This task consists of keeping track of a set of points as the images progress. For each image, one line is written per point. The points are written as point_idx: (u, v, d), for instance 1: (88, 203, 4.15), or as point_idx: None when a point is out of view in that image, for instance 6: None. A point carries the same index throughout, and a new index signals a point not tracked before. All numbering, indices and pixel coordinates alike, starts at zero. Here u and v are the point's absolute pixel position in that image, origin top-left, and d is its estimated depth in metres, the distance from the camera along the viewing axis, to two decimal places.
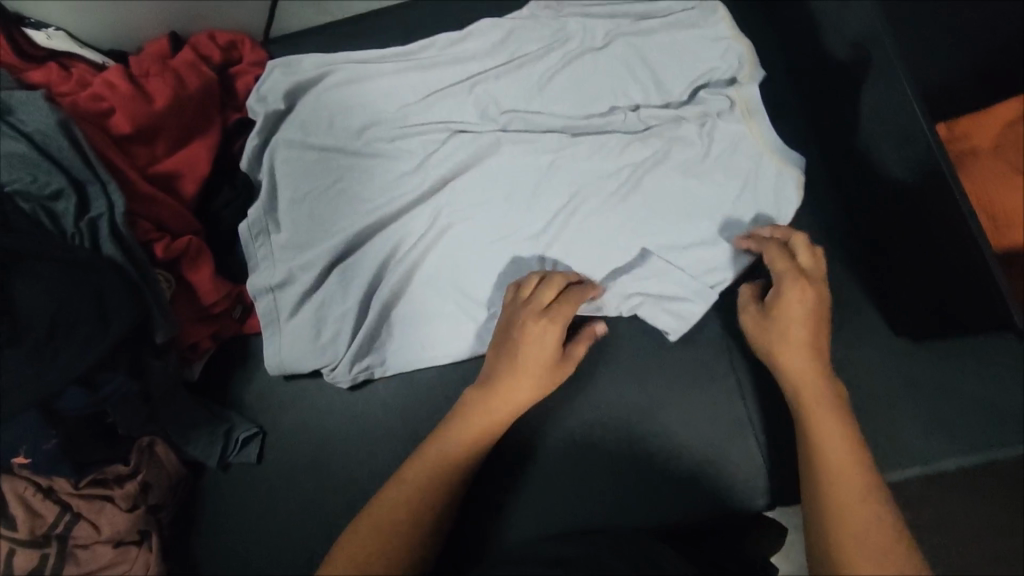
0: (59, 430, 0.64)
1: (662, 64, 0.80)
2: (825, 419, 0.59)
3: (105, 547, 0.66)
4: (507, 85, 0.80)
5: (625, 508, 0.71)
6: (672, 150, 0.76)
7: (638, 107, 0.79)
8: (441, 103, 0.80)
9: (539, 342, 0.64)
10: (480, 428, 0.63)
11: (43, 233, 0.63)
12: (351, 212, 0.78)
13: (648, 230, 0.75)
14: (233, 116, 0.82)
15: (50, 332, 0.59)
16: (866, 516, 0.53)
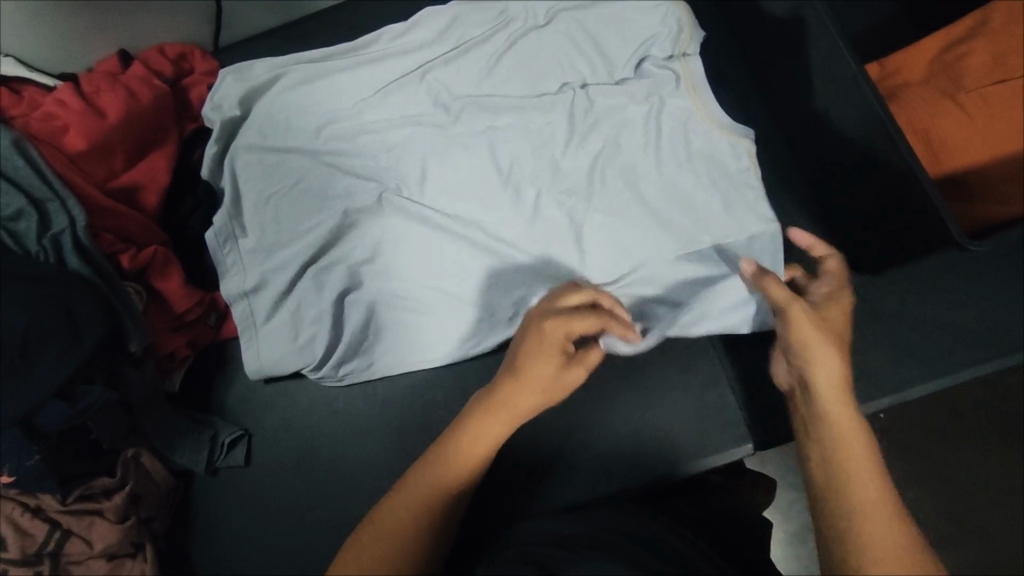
0: (41, 447, 0.62)
1: (604, 37, 0.82)
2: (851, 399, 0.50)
3: (99, 562, 0.66)
4: (456, 70, 0.81)
5: (614, 480, 0.71)
6: (621, 123, 0.79)
7: (585, 81, 0.81)
8: (394, 94, 0.81)
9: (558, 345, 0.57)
10: (513, 417, 0.56)
11: (7, 252, 0.63)
12: (316, 211, 0.78)
13: (612, 206, 0.76)
14: (190, 126, 0.83)
15: (22, 349, 0.59)
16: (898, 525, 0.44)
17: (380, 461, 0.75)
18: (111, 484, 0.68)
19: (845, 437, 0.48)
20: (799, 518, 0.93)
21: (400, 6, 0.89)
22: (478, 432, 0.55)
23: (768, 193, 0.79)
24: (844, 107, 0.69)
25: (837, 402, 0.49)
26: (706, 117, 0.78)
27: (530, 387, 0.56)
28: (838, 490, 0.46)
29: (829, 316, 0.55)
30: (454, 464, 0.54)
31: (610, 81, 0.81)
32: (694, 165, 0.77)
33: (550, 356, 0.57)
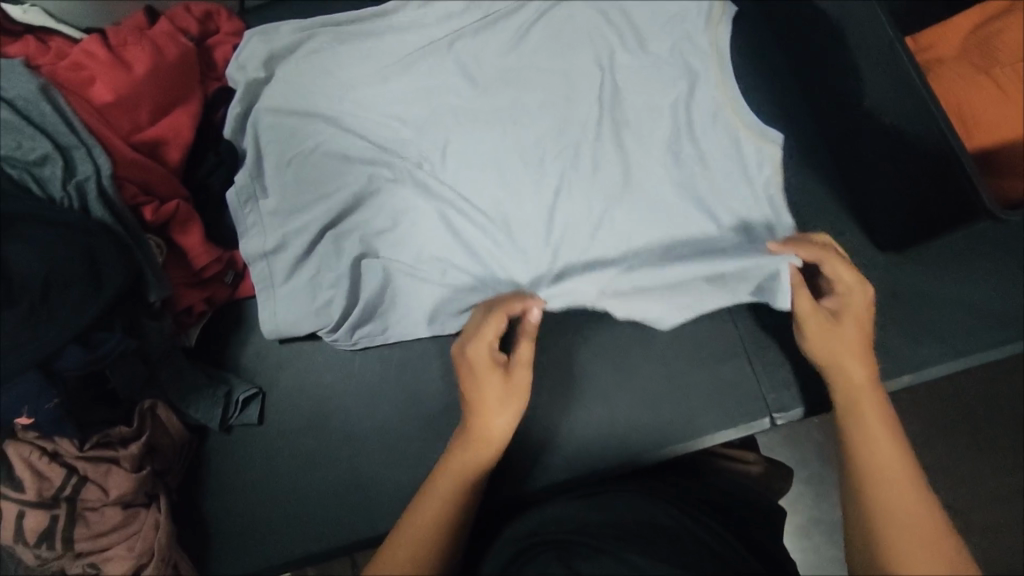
0: (60, 392, 0.63)
1: (635, 11, 0.81)
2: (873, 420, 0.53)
3: (114, 510, 0.67)
4: (485, 43, 0.81)
5: (633, 451, 0.71)
6: (645, 101, 0.78)
7: (614, 56, 0.80)
8: (422, 64, 0.80)
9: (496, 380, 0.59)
10: (487, 445, 0.58)
11: (31, 197, 0.63)
12: (337, 175, 0.78)
13: (635, 183, 0.76)
14: (213, 85, 0.83)
15: (44, 293, 0.60)
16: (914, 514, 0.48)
17: (392, 426, 0.76)
18: (128, 434, 0.69)
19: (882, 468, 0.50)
20: (808, 502, 0.93)
21: None
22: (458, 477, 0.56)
23: (793, 172, 0.78)
24: (881, 86, 0.68)
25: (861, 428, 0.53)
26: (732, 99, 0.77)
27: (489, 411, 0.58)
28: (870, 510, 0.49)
29: (843, 322, 0.59)
30: (456, 481, 0.56)
31: (640, 55, 0.80)
32: (721, 151, 0.76)
33: (491, 376, 0.59)
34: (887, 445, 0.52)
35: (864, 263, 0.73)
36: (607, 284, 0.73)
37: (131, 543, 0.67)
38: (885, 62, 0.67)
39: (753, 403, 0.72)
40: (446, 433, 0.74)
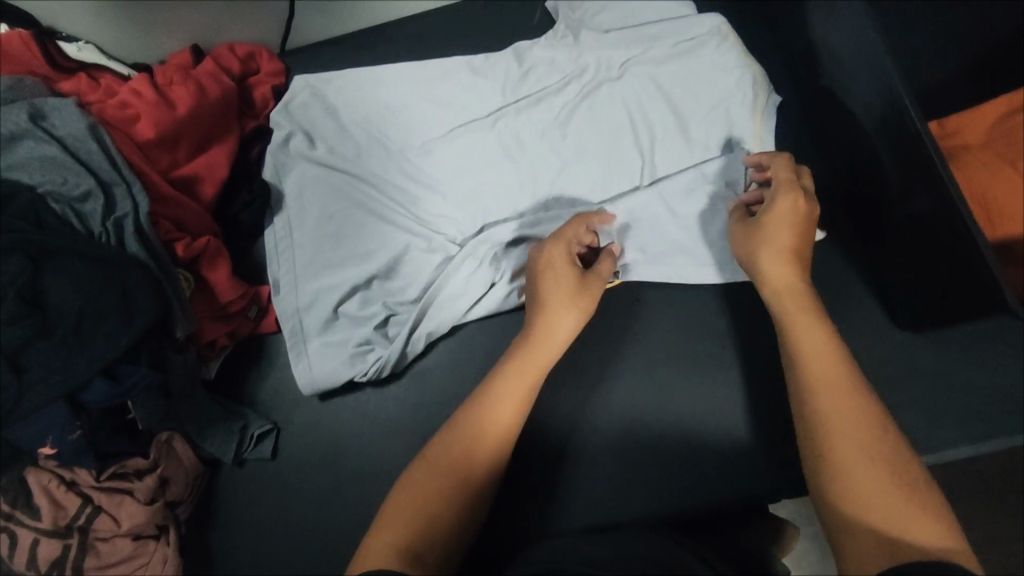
0: (84, 422, 0.65)
1: (679, 93, 0.83)
2: (805, 326, 0.59)
3: (124, 541, 0.68)
4: (528, 117, 0.84)
5: (666, 497, 0.72)
6: (680, 190, 0.80)
7: (654, 142, 0.82)
8: (464, 136, 0.83)
9: (554, 276, 0.68)
10: (521, 385, 0.63)
11: (74, 231, 0.66)
12: (372, 232, 0.80)
13: (662, 255, 0.80)
14: (251, 123, 0.85)
15: (76, 327, 0.62)
16: (861, 428, 0.52)
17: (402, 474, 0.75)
18: (144, 465, 0.70)
19: (831, 397, 0.54)
20: (816, 568, 0.92)
21: (467, 27, 0.92)
22: (488, 417, 0.61)
23: (819, 243, 0.78)
24: (901, 195, 0.70)
25: (816, 359, 0.56)
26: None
27: (498, 400, 0.62)
28: (818, 443, 0.53)
29: (768, 221, 0.65)
30: (447, 472, 0.58)
31: (680, 140, 0.82)
32: None
33: (551, 303, 0.67)
34: (844, 402, 0.53)
35: (881, 339, 0.75)
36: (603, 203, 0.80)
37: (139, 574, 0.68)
38: (907, 149, 0.68)
39: (762, 473, 0.73)
40: None
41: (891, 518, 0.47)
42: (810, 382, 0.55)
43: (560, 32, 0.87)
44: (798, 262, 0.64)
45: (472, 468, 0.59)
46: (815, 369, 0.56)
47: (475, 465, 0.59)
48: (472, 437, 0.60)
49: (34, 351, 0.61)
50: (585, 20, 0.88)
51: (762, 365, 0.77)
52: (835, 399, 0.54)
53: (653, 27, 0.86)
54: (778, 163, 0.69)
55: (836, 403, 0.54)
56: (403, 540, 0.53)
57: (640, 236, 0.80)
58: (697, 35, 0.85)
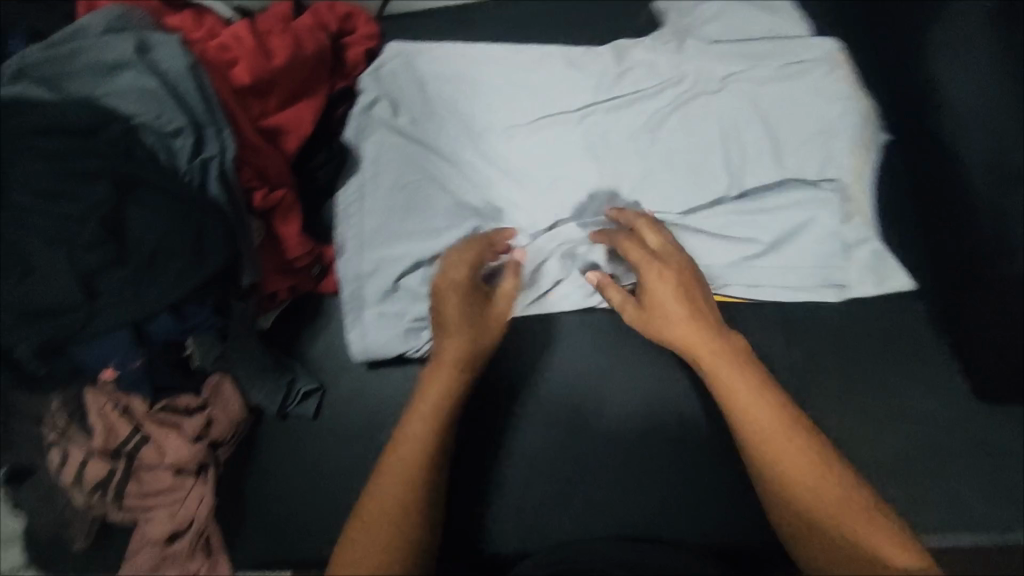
0: (145, 353, 0.66)
1: (781, 114, 0.79)
2: (733, 382, 0.61)
3: (165, 473, 0.69)
4: (617, 118, 0.82)
5: (681, 514, 0.74)
6: (764, 214, 0.78)
7: (745, 162, 0.78)
8: (549, 128, 0.82)
9: (448, 306, 0.65)
10: (433, 391, 0.60)
11: (161, 165, 0.66)
12: (443, 210, 0.80)
13: (743, 273, 0.78)
14: (340, 84, 0.85)
15: (150, 260, 0.63)
16: (807, 471, 0.58)
17: None
18: (194, 403, 0.71)
19: (771, 446, 0.59)
20: None
21: (567, 18, 0.91)
22: (399, 465, 0.57)
23: (888, 289, 0.78)
24: (1000, 251, 0.67)
25: (754, 405, 0.60)
26: (857, 215, 0.77)
27: (406, 428, 0.59)
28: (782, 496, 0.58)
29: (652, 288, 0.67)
30: (377, 524, 0.55)
31: (773, 163, 0.77)
32: (833, 250, 0.77)
33: (456, 326, 0.63)
34: (788, 449, 0.58)
35: None
36: (690, 212, 0.78)
37: (174, 508, 0.70)
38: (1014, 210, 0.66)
39: None
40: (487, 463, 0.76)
41: (869, 539, 0.55)
42: (759, 451, 0.59)
43: (663, 36, 0.85)
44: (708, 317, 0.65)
45: (401, 515, 0.56)
46: (749, 428, 0.60)
47: (403, 513, 0.56)
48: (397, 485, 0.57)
49: (109, 277, 0.62)
50: (693, 28, 0.85)
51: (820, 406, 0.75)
52: (783, 445, 0.58)
53: (761, 44, 0.82)
54: (623, 241, 0.71)
55: (784, 446, 0.58)
56: None
57: (727, 249, 0.78)
58: (808, 55, 0.81)
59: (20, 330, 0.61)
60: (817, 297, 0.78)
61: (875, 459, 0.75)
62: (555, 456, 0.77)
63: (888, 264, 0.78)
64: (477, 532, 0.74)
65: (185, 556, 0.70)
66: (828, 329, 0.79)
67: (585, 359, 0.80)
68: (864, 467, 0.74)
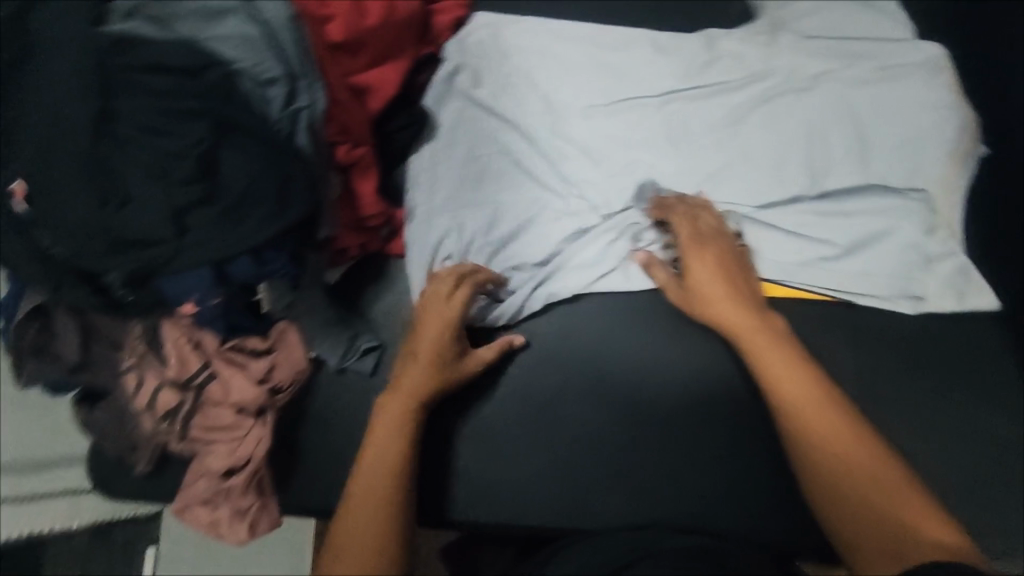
0: (223, 292, 0.68)
1: (873, 116, 0.77)
2: (767, 356, 0.66)
3: (228, 411, 0.71)
4: (702, 107, 0.80)
5: (724, 508, 0.76)
6: (842, 217, 0.76)
7: (830, 164, 0.76)
8: (628, 111, 0.81)
9: (427, 338, 0.71)
10: (396, 420, 0.67)
11: (255, 110, 0.67)
12: (513, 183, 0.80)
13: (823, 273, 0.76)
14: (426, 48, 0.86)
15: (237, 202, 0.65)
16: (845, 438, 0.60)
17: (492, 422, 0.79)
18: (260, 346, 0.74)
19: (805, 412, 0.62)
20: None
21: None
22: (370, 476, 0.64)
23: (974, 303, 0.76)
24: None
25: (787, 373, 0.64)
26: (942, 227, 0.76)
27: (369, 457, 0.65)
28: (813, 468, 0.60)
29: (691, 269, 0.72)
30: (359, 526, 0.61)
31: (858, 165, 0.76)
32: (918, 258, 0.75)
33: (419, 364, 0.70)
34: (824, 418, 0.61)
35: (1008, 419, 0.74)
36: (770, 206, 0.77)
37: (233, 446, 0.72)
38: None
39: None
40: (537, 438, 0.78)
41: (910, 515, 0.55)
42: (796, 419, 0.62)
43: (754, 28, 0.84)
44: (745, 300, 0.70)
45: (375, 518, 0.62)
46: (784, 397, 0.63)
47: (377, 515, 0.62)
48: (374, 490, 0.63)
49: (197, 215, 0.64)
50: (787, 22, 0.84)
51: (886, 412, 0.74)
52: (815, 413, 0.61)
53: (856, 43, 0.81)
54: (679, 224, 0.74)
55: (817, 415, 0.61)
56: None
57: (806, 247, 0.76)
58: (903, 59, 0.79)
59: (110, 257, 0.62)
60: (898, 304, 0.76)
61: (943, 473, 0.72)
62: (604, 441, 0.78)
63: (972, 281, 0.76)
64: (521, 507, 0.77)
65: (239, 492, 0.72)
66: (906, 340, 0.76)
67: (646, 345, 0.79)
68: (931, 480, 0.72)
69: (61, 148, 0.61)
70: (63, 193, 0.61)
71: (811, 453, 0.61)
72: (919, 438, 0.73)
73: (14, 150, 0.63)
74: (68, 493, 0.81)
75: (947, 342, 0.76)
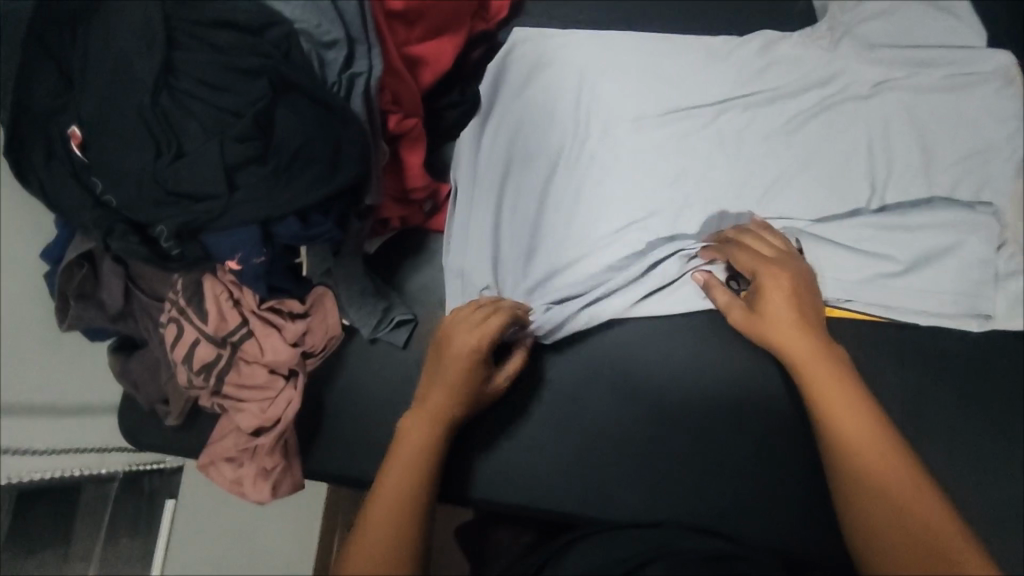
0: (268, 251, 0.67)
1: (934, 129, 0.76)
2: (831, 390, 0.63)
3: (261, 369, 0.72)
4: (757, 118, 0.78)
5: (750, 513, 0.75)
6: (905, 231, 0.74)
7: (890, 175, 0.75)
8: (681, 124, 0.79)
9: (459, 352, 0.67)
10: (424, 439, 0.64)
11: (314, 72, 0.67)
12: (565, 190, 0.78)
13: (888, 291, 0.74)
14: (481, 26, 0.86)
15: (290, 160, 0.65)
16: (899, 479, 0.58)
17: (524, 409, 0.78)
18: (298, 309, 0.74)
19: (863, 451, 0.59)
20: None
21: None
22: (396, 485, 0.60)
23: None
24: None
25: (846, 409, 0.62)
26: (1010, 241, 0.75)
27: (397, 463, 0.62)
28: (863, 511, 0.58)
29: (762, 292, 0.69)
30: (384, 533, 0.57)
31: (921, 178, 0.74)
32: (987, 274, 0.73)
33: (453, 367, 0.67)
34: (880, 459, 0.59)
35: None
36: (829, 225, 0.75)
37: (264, 405, 0.72)
38: None
39: None
40: (569, 429, 0.78)
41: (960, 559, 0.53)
42: (853, 458, 0.60)
43: (817, 31, 0.82)
44: (811, 329, 0.67)
45: (398, 528, 0.58)
46: (846, 435, 0.61)
47: (405, 524, 0.59)
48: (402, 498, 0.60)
49: (248, 171, 0.64)
50: (851, 27, 0.82)
51: (926, 428, 0.72)
52: (874, 453, 0.59)
53: (924, 51, 0.79)
54: (737, 254, 0.71)
55: (876, 456, 0.59)
56: None
57: (868, 265, 0.75)
58: (967, 73, 0.78)
59: (161, 207, 0.63)
60: (962, 321, 0.74)
61: (979, 495, 0.71)
62: (639, 442, 0.77)
63: None
64: (547, 495, 0.77)
65: (266, 451, 0.73)
66: (951, 358, 0.75)
67: (685, 344, 0.78)
68: (967, 501, 0.71)
69: (124, 94, 0.62)
70: (123, 139, 0.62)
71: (861, 490, 0.58)
72: (957, 458, 0.72)
73: (76, 95, 0.63)
74: (97, 451, 0.82)
75: (993, 364, 0.75)
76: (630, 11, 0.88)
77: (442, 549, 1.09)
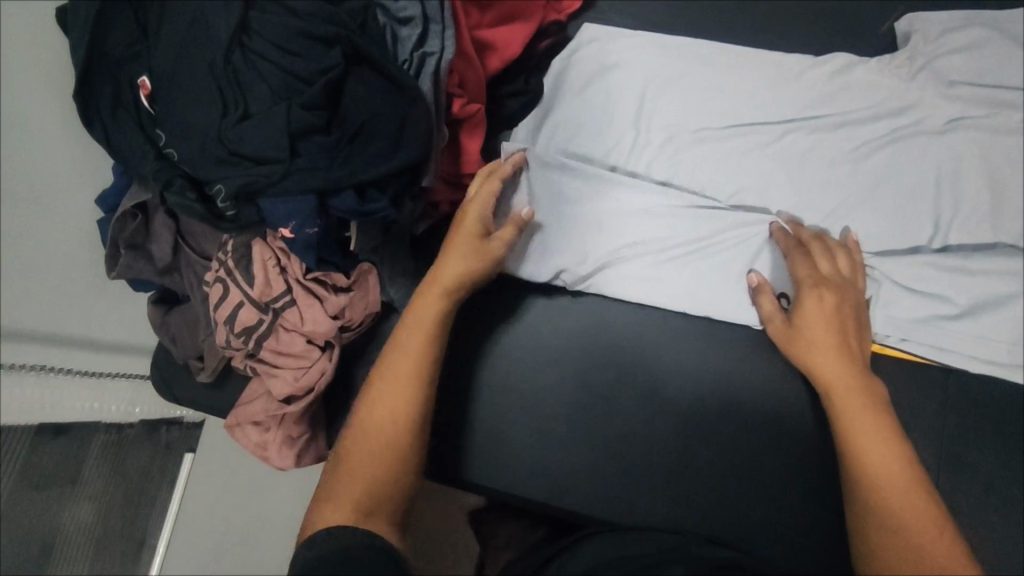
0: (321, 222, 0.66)
1: (1008, 171, 0.73)
2: (861, 418, 0.61)
3: (300, 338, 0.72)
4: (825, 140, 0.77)
5: (778, 538, 0.72)
6: (966, 275, 0.73)
7: (955, 215, 0.73)
8: (746, 137, 0.78)
9: (458, 245, 0.67)
10: (418, 341, 0.62)
11: (386, 47, 0.67)
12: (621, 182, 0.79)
13: (937, 333, 0.73)
14: (552, 16, 0.85)
15: (353, 135, 0.64)
16: (924, 520, 0.55)
17: (554, 408, 0.77)
18: (342, 282, 0.73)
19: (885, 486, 0.57)
20: None
21: (794, 16, 0.86)
22: (387, 390, 0.59)
23: None
24: None
25: (878, 446, 0.59)
26: None
27: (387, 366, 0.61)
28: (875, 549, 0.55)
29: (804, 311, 0.69)
30: (371, 448, 0.57)
31: (987, 223, 0.72)
32: None
33: (437, 290, 0.64)
34: (902, 496, 0.56)
35: None
36: (884, 260, 0.75)
37: (298, 373, 0.72)
38: None
39: None
40: (596, 432, 0.76)
41: None
42: (873, 491, 0.57)
43: (894, 60, 0.80)
44: (850, 356, 0.66)
45: (387, 442, 0.58)
46: (869, 468, 0.59)
47: (393, 435, 0.58)
48: (390, 412, 0.59)
49: (309, 139, 0.63)
50: (935, 57, 0.78)
51: (964, 474, 0.71)
52: (900, 490, 0.57)
53: (1007, 90, 0.76)
54: (798, 262, 0.71)
55: (898, 489, 0.57)
56: (356, 496, 0.55)
57: (920, 307, 0.73)
58: None
59: (222, 166, 0.62)
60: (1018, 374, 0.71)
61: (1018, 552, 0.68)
62: (669, 453, 0.75)
63: None
64: (568, 495, 0.75)
65: (294, 419, 0.73)
66: (1001, 408, 0.72)
67: (728, 365, 0.76)
68: (1004, 554, 0.68)
69: (201, 52, 0.62)
70: (194, 95, 0.62)
71: (877, 526, 0.56)
72: (994, 508, 0.70)
73: (151, 47, 0.64)
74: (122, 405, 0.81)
75: None
76: (702, 19, 0.87)
77: (453, 531, 1.09)
